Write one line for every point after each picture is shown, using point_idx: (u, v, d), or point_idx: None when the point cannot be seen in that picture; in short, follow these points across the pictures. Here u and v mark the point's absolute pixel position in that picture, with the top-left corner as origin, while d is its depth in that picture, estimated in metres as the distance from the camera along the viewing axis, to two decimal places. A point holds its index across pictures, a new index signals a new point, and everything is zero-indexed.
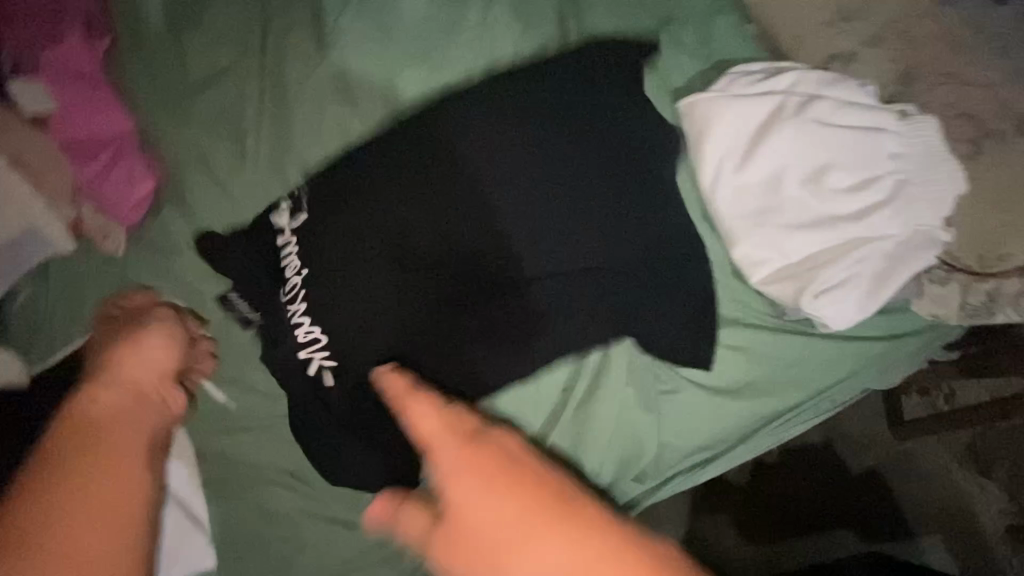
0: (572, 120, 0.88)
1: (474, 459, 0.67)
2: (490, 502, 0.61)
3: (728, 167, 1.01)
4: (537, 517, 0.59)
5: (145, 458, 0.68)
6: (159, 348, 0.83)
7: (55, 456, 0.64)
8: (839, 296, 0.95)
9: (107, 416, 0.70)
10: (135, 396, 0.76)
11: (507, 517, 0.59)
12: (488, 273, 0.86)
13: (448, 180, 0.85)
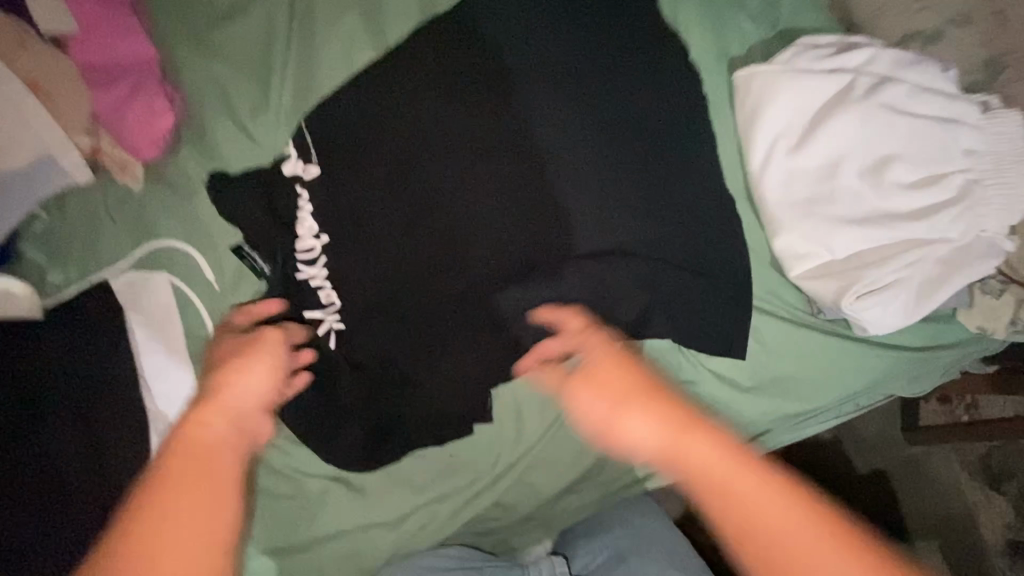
0: (618, 96, 0.88)
1: (611, 363, 0.72)
2: (608, 389, 0.70)
3: (781, 150, 0.94)
4: (650, 405, 0.67)
5: (218, 507, 0.57)
6: (255, 374, 0.69)
7: (154, 495, 0.56)
8: (886, 299, 0.89)
9: (194, 457, 0.60)
10: (238, 425, 0.65)
11: (616, 400, 0.68)
12: (516, 243, 0.84)
13: (486, 146, 0.84)
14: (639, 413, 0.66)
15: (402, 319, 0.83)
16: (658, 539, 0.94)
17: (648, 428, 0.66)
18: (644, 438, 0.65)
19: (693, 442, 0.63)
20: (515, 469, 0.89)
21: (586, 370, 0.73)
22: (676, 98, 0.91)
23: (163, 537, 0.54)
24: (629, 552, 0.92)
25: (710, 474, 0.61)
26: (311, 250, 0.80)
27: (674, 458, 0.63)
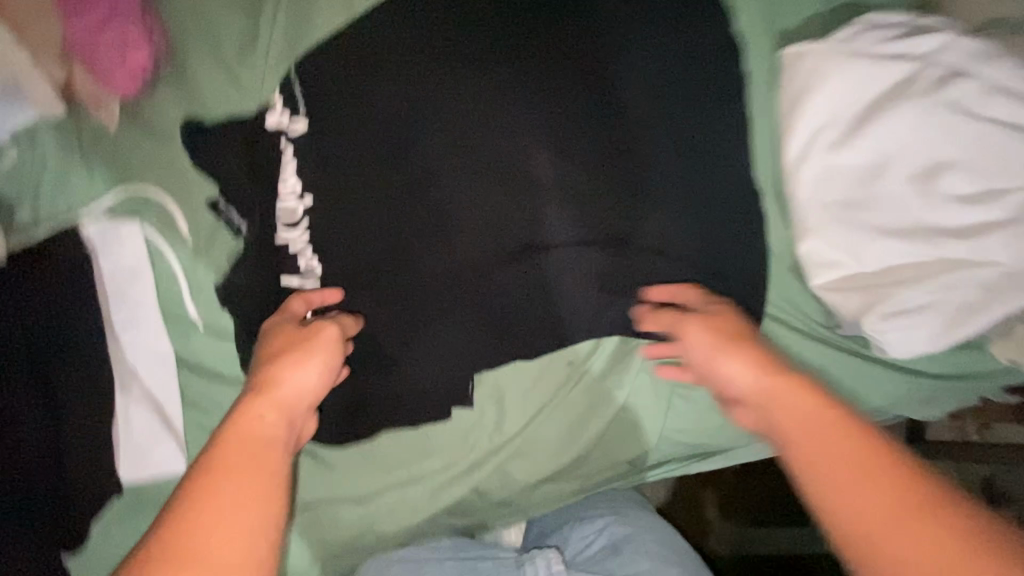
0: (647, 70, 0.80)
1: (725, 319, 0.75)
2: (709, 334, 0.74)
3: (826, 143, 0.84)
4: (745, 354, 0.71)
5: (268, 497, 0.55)
6: (308, 368, 0.67)
7: (218, 473, 0.54)
8: (912, 322, 0.81)
9: (245, 448, 0.58)
10: (290, 419, 0.63)
11: (710, 348, 0.73)
12: (517, 223, 0.78)
13: (500, 108, 0.76)
14: (734, 360, 0.71)
15: (387, 293, 0.78)
16: (653, 528, 0.91)
17: (743, 377, 0.69)
18: (739, 385, 0.70)
19: (784, 393, 0.65)
20: (492, 460, 0.85)
21: (693, 317, 0.76)
22: (711, 76, 0.82)
23: (216, 524, 0.51)
24: (623, 542, 0.88)
25: (794, 433, 0.62)
26: (293, 212, 0.75)
27: (766, 407, 0.67)
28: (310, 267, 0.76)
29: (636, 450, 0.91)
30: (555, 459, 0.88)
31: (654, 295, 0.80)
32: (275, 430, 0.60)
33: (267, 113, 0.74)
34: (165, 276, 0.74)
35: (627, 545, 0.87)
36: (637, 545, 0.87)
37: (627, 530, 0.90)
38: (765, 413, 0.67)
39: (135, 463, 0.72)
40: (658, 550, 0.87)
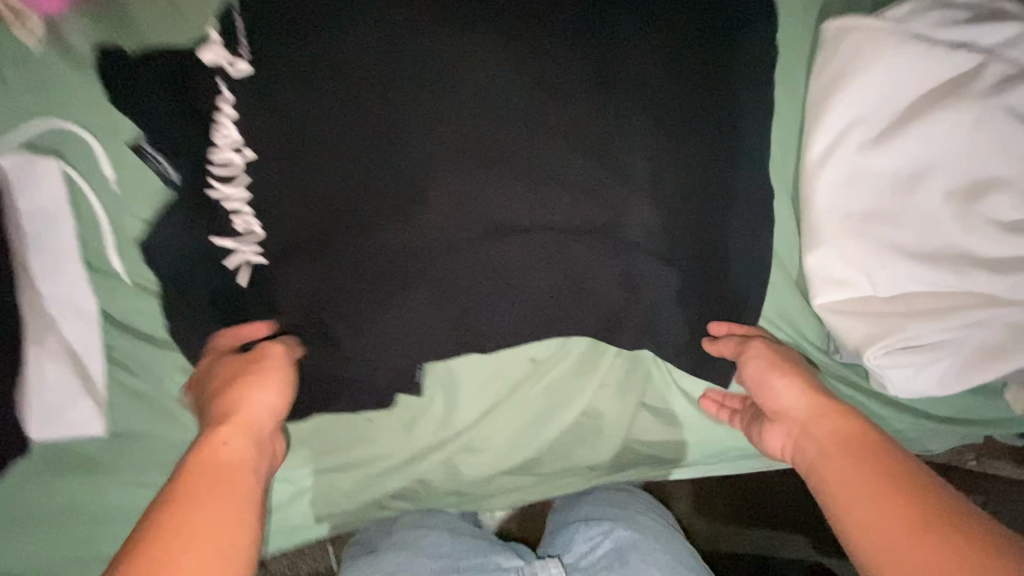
0: (648, 45, 0.72)
1: (781, 358, 0.71)
2: (768, 355, 0.72)
3: (856, 140, 0.73)
4: (798, 375, 0.69)
5: (247, 516, 0.52)
6: (268, 391, 0.63)
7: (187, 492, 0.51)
8: (922, 359, 0.71)
9: (214, 474, 0.54)
10: (254, 442, 0.59)
11: (766, 364, 0.71)
12: (488, 204, 0.71)
13: (475, 78, 0.70)
14: (791, 382, 0.69)
15: (331, 266, 0.70)
16: (668, 544, 0.76)
17: (797, 401, 0.68)
18: (792, 406, 0.68)
19: (831, 417, 0.65)
20: (437, 454, 0.79)
21: (758, 350, 0.72)
22: (717, 58, 0.73)
23: (199, 544, 0.48)
24: (631, 549, 0.74)
25: (831, 458, 0.62)
26: (232, 166, 0.66)
27: (809, 432, 0.65)
28: (251, 231, 0.68)
29: (598, 452, 0.83)
30: (503, 458, 0.81)
31: (721, 329, 0.76)
32: (243, 455, 0.57)
33: (206, 51, 0.66)
34: (87, 220, 0.68)
35: (635, 552, 0.74)
36: (647, 554, 0.73)
37: (636, 534, 0.76)
38: (806, 438, 0.66)
39: (61, 421, 0.68)
40: (668, 562, 0.73)
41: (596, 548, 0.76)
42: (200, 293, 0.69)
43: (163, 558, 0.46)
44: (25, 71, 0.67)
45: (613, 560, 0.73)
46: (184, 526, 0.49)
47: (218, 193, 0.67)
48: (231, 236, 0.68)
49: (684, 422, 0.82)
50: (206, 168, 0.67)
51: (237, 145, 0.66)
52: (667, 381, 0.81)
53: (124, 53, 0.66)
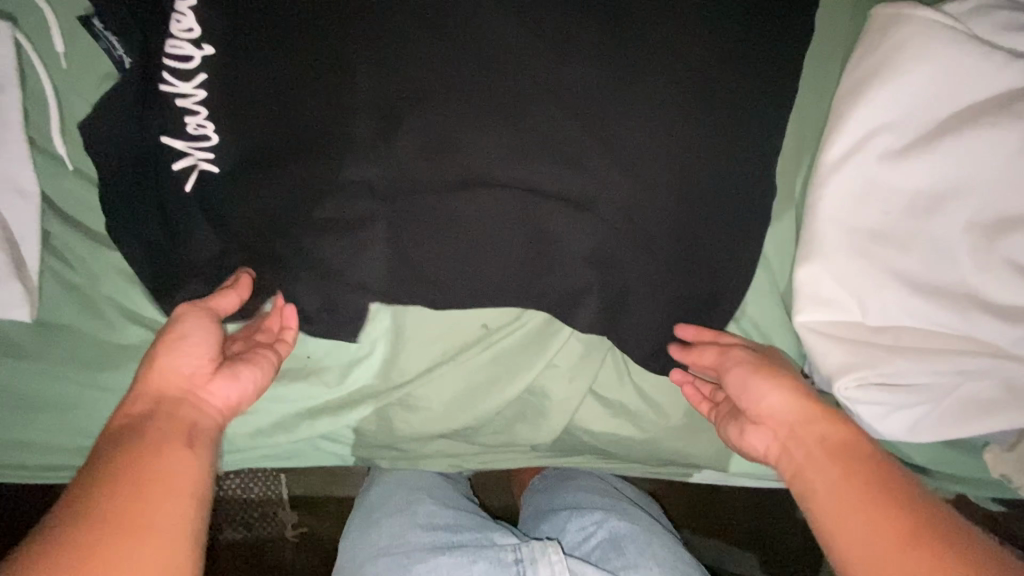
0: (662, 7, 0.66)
1: (762, 359, 0.66)
2: (751, 356, 0.66)
3: (878, 146, 0.65)
4: (783, 377, 0.64)
5: (182, 456, 0.54)
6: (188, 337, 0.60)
7: (116, 448, 0.53)
8: (901, 399, 0.64)
9: (139, 426, 0.55)
10: (169, 397, 0.57)
11: (748, 364, 0.65)
12: (461, 150, 0.65)
13: (469, 13, 0.66)
14: (775, 386, 0.63)
15: (280, 187, 0.65)
16: (662, 536, 0.73)
17: (785, 405, 0.62)
18: (777, 409, 0.62)
19: (819, 427, 0.60)
20: (370, 404, 0.76)
21: (740, 352, 0.67)
22: (735, 34, 0.67)
23: (138, 481, 0.51)
24: (626, 539, 0.71)
25: (820, 468, 0.58)
26: (185, 56, 0.63)
27: (797, 437, 0.60)
28: (204, 134, 0.64)
29: (539, 431, 0.78)
30: (438, 421, 0.77)
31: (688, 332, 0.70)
32: (163, 402, 0.56)
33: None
34: (41, 99, 0.66)
35: (631, 542, 0.71)
36: (644, 546, 0.70)
37: (630, 526, 0.73)
38: (794, 442, 0.61)
39: None
40: (666, 553, 0.70)
41: (591, 537, 0.73)
42: (148, 191, 0.66)
43: (109, 496, 0.49)
44: None
45: (608, 551, 0.71)
46: (119, 469, 0.51)
47: (172, 87, 0.63)
48: (183, 136, 0.64)
49: (635, 421, 0.77)
50: (162, 59, 0.63)
51: (195, 39, 0.63)
52: (624, 375, 0.76)
53: None
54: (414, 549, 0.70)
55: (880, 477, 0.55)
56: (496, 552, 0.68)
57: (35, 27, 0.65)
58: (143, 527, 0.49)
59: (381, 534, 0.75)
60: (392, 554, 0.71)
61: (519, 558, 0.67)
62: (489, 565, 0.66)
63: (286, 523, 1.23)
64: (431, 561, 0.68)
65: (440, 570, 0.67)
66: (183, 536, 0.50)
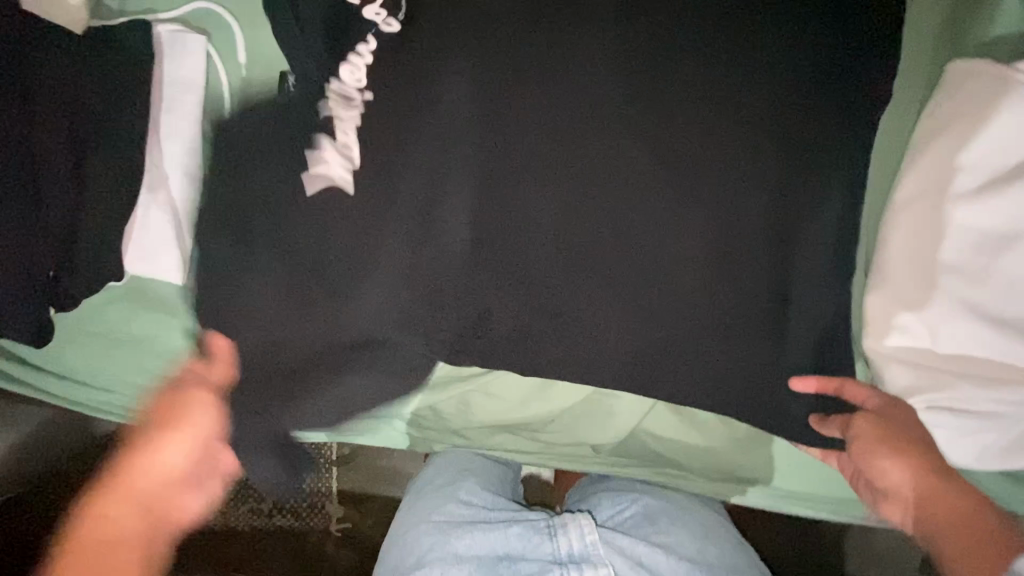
0: (751, 47, 0.72)
1: (888, 434, 0.70)
2: (879, 429, 0.70)
3: (953, 187, 0.70)
4: (907, 452, 0.70)
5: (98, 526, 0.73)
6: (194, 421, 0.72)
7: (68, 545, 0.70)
8: (968, 424, 0.68)
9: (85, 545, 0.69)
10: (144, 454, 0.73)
11: (875, 442, 0.70)
12: (553, 164, 0.70)
13: (574, 43, 0.72)
14: (896, 461, 0.70)
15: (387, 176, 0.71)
16: (695, 514, 0.85)
17: (907, 478, 0.70)
18: (899, 481, 0.70)
19: (936, 495, 0.69)
20: (455, 389, 0.83)
21: (867, 425, 0.70)
22: (827, 76, 0.72)
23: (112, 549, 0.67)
24: (660, 514, 0.84)
25: (948, 533, 0.68)
26: (350, 99, 0.73)
27: (921, 505, 0.70)
28: (337, 153, 0.72)
29: (607, 431, 0.83)
30: (514, 411, 0.83)
31: (803, 386, 0.71)
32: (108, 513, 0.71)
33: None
34: (214, 98, 0.77)
35: (664, 517, 0.83)
36: (673, 519, 0.83)
37: (662, 503, 0.85)
38: (917, 511, 0.70)
39: (143, 255, 0.77)
40: (697, 528, 0.83)
41: (623, 512, 0.85)
42: None
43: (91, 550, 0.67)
44: None
45: (641, 522, 0.83)
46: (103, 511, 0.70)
47: (327, 114, 0.73)
48: (319, 149, 0.72)
49: (699, 430, 0.81)
50: (328, 93, 0.74)
51: (360, 86, 0.73)
52: None
53: None
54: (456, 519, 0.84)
55: (997, 533, 0.66)
56: (532, 520, 0.80)
57: (223, 41, 0.78)
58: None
59: (430, 502, 0.88)
60: (438, 521, 0.84)
61: (550, 523, 0.79)
62: (522, 528, 0.79)
63: (331, 516, 1.27)
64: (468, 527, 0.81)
65: (478, 533, 0.80)
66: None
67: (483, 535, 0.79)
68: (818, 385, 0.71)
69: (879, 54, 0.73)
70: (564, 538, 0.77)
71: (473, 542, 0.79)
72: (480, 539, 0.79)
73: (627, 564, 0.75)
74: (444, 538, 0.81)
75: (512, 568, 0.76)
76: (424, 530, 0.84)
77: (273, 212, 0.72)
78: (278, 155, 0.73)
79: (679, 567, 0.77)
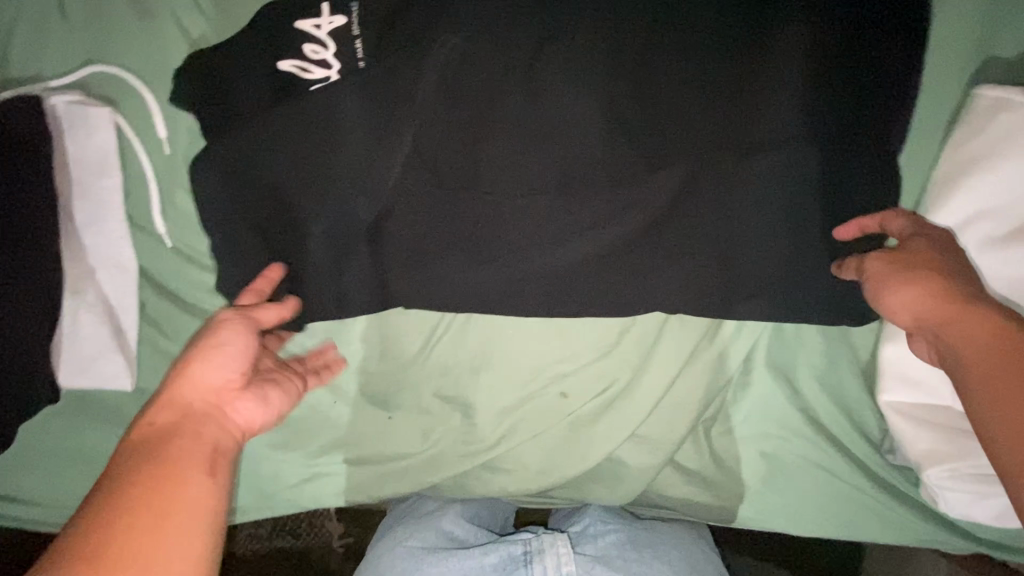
0: (767, 94, 0.65)
1: (904, 263, 0.59)
2: (898, 260, 0.60)
3: (973, 234, 0.64)
4: (929, 277, 0.57)
5: (200, 474, 0.47)
6: (236, 346, 0.56)
7: (135, 473, 0.46)
8: (989, 489, 0.65)
9: (160, 445, 0.48)
10: (198, 409, 0.52)
11: (895, 271, 0.59)
12: (547, 233, 0.66)
13: (555, 90, 0.65)
14: (913, 285, 0.57)
15: (360, 255, 0.67)
16: (682, 548, 0.77)
17: (923, 303, 0.57)
18: (919, 313, 0.57)
19: (963, 317, 0.54)
20: (453, 466, 0.77)
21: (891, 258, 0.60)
22: (838, 118, 0.65)
23: (189, 447, 0.49)
24: (646, 542, 0.76)
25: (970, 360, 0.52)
26: (320, 195, 0.65)
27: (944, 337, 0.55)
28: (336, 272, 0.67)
29: (617, 494, 0.78)
30: (517, 483, 0.77)
31: (844, 231, 0.64)
32: (193, 416, 0.51)
33: (299, 16, 0.65)
34: (139, 179, 0.67)
35: (649, 544, 0.76)
36: (660, 551, 0.75)
37: (649, 534, 0.78)
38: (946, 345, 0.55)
39: (78, 361, 0.67)
40: (683, 565, 0.75)
41: (606, 536, 0.76)
42: (239, 269, 0.67)
43: (128, 491, 0.44)
44: (124, 37, 0.67)
45: (625, 548, 0.75)
46: (146, 471, 0.46)
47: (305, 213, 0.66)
48: (316, 270, 0.67)
49: (709, 488, 0.77)
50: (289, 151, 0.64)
51: (322, 177, 0.65)
52: (694, 450, 0.76)
53: (219, 35, 0.67)
54: (428, 551, 0.76)
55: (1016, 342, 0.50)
56: (510, 545, 0.74)
57: (140, 114, 0.67)
58: (169, 532, 0.43)
59: (410, 526, 0.82)
60: (411, 545, 0.78)
61: (527, 550, 0.72)
62: (499, 556, 0.72)
63: (332, 534, 1.18)
64: (444, 553, 0.75)
65: (449, 563, 0.73)
66: (209, 518, 0.46)
67: (458, 561, 0.73)
68: (856, 218, 0.64)
69: (901, 88, 0.65)
70: (540, 566, 0.70)
71: (446, 569, 0.73)
72: (455, 565, 0.73)
73: None
74: (416, 565, 0.75)
75: None
76: (397, 555, 0.77)
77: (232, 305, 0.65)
78: (240, 245, 0.67)
79: None
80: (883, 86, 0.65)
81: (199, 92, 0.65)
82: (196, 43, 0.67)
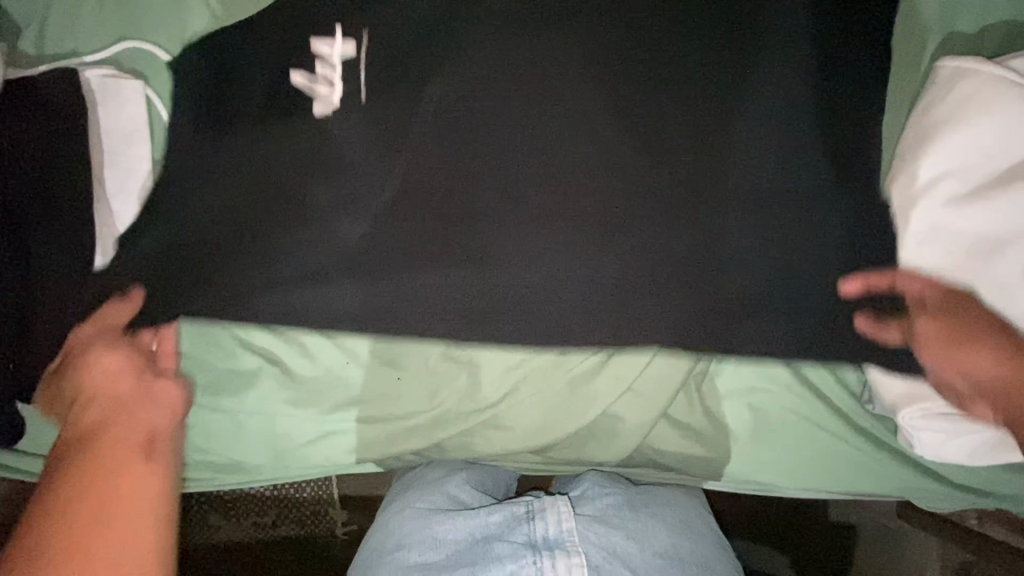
0: (740, 74, 0.74)
1: (942, 329, 0.67)
2: (936, 328, 0.68)
3: (942, 192, 0.69)
4: (971, 341, 0.66)
5: (137, 459, 0.60)
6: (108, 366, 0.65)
7: (77, 471, 0.58)
8: (959, 427, 0.70)
9: (91, 442, 0.60)
10: (112, 406, 0.63)
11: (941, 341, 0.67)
12: (548, 197, 0.72)
13: (556, 71, 0.73)
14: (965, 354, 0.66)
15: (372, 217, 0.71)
16: (675, 508, 0.82)
17: (976, 367, 0.66)
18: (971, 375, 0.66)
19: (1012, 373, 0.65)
20: (460, 422, 0.81)
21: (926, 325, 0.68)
22: (802, 94, 0.74)
23: (119, 437, 0.61)
24: (641, 502, 0.80)
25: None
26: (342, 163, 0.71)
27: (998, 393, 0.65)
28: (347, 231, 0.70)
29: (615, 449, 0.82)
30: (521, 437, 0.81)
31: (852, 288, 0.70)
32: (110, 416, 0.62)
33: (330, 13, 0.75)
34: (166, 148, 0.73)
35: (644, 505, 0.80)
36: (654, 510, 0.80)
37: (644, 495, 0.82)
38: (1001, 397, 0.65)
39: None
40: (676, 522, 0.79)
41: (605, 499, 0.80)
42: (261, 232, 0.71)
43: (73, 486, 0.57)
44: (170, 25, 0.75)
45: (624, 509, 0.79)
46: (83, 467, 0.58)
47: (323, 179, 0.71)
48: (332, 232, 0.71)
49: (703, 440, 0.81)
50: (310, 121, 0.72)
51: (345, 146, 0.71)
52: (688, 404, 0.81)
53: (256, 23, 0.75)
54: (434, 513, 0.80)
55: None
56: (512, 506, 0.77)
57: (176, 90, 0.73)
58: (117, 512, 0.56)
59: (418, 490, 0.86)
60: (420, 506, 0.82)
61: (529, 510, 0.75)
62: (504, 515, 0.75)
63: (336, 522, 1.20)
64: (451, 513, 0.78)
65: (455, 522, 0.77)
66: (153, 495, 0.59)
67: (466, 520, 0.76)
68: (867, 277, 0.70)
69: (854, 71, 0.75)
70: (541, 525, 0.73)
71: (454, 527, 0.76)
72: (462, 524, 0.77)
73: (601, 553, 0.71)
74: (424, 523, 0.79)
75: (488, 552, 0.72)
76: (406, 515, 0.81)
77: (250, 264, 0.68)
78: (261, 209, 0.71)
79: (653, 565, 0.72)
80: (838, 69, 0.74)
81: (237, 74, 0.74)
82: (233, 28, 0.74)
